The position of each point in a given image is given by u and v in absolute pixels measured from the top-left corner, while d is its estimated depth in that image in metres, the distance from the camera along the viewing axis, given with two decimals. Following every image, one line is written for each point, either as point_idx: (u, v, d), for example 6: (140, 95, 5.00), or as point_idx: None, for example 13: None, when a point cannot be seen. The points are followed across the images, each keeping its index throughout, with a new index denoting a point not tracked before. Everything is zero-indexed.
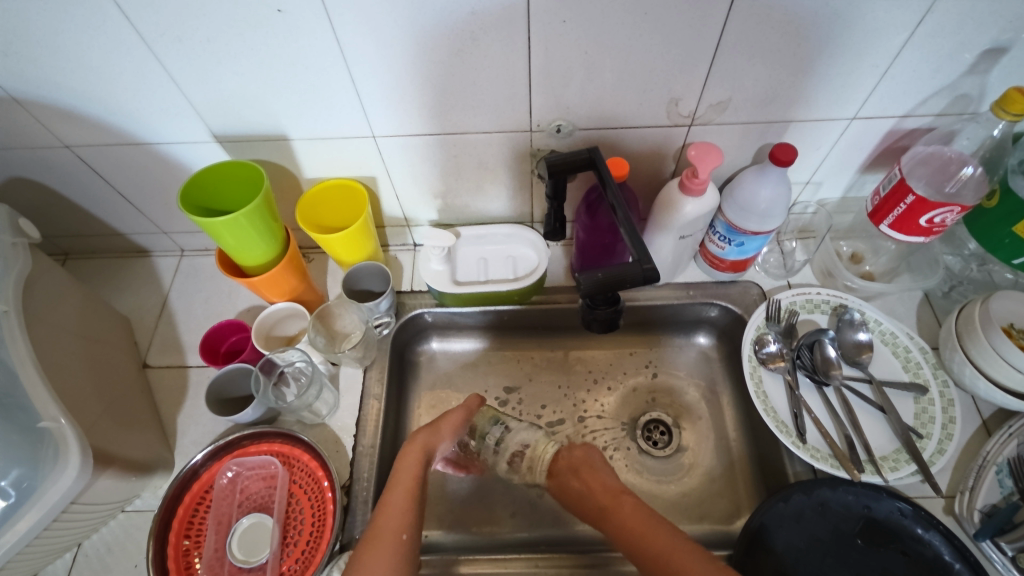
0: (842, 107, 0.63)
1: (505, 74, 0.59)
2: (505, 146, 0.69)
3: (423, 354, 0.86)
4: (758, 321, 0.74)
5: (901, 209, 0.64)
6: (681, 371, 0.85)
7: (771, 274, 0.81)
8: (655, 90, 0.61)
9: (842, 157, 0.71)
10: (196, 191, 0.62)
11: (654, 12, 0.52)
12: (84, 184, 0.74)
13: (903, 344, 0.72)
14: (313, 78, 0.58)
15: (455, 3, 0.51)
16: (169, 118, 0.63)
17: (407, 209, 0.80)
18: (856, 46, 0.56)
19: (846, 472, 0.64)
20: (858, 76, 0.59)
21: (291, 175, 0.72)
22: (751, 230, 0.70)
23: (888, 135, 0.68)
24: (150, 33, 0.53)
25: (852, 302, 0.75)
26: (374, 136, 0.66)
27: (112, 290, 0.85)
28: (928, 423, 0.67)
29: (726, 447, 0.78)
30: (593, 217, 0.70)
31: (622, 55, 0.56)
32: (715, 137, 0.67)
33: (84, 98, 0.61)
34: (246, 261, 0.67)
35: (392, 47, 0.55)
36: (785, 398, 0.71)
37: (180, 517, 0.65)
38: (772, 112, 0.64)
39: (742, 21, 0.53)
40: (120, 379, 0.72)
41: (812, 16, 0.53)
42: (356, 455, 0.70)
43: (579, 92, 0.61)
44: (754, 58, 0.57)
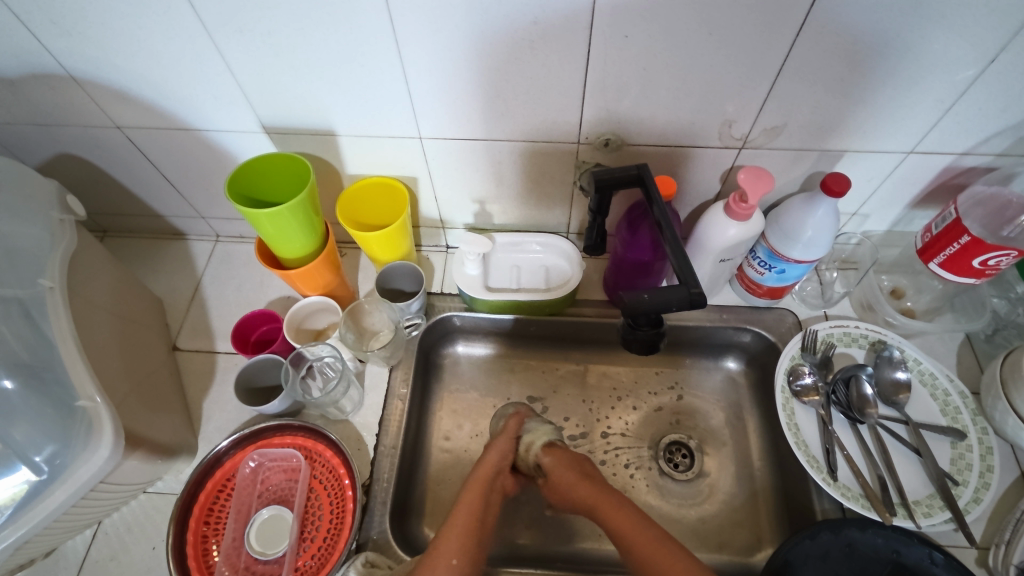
0: (900, 140, 0.62)
1: (560, 85, 0.58)
2: (550, 156, 0.68)
3: (448, 357, 0.85)
4: (792, 351, 0.73)
5: (954, 248, 0.62)
6: (708, 394, 0.83)
7: (808, 303, 0.80)
8: (709, 110, 0.60)
9: (893, 191, 0.70)
10: (242, 181, 0.62)
11: (719, 33, 0.51)
12: (130, 164, 0.75)
13: (942, 387, 0.70)
14: (367, 77, 0.58)
15: (519, 11, 0.50)
16: (221, 107, 0.64)
17: (445, 211, 0.80)
18: (923, 80, 0.55)
19: (877, 514, 0.62)
20: (920, 110, 0.58)
21: (333, 170, 0.73)
22: (794, 258, 0.68)
23: (944, 172, 0.66)
24: (213, 22, 0.53)
25: (891, 339, 0.73)
26: (420, 137, 0.66)
27: (147, 270, 0.86)
28: (965, 470, 0.65)
29: (750, 476, 0.77)
30: (634, 233, 0.68)
31: (680, 74, 0.56)
32: (765, 162, 0.66)
33: (140, 81, 0.61)
34: (285, 254, 0.67)
35: (449, 50, 0.55)
36: (816, 432, 0.69)
37: (201, 503, 0.65)
38: (827, 140, 0.63)
39: (808, 47, 0.52)
40: (150, 361, 0.72)
41: (880, 46, 0.52)
42: (377, 455, 0.70)
43: (632, 107, 0.60)
44: (815, 85, 0.56)
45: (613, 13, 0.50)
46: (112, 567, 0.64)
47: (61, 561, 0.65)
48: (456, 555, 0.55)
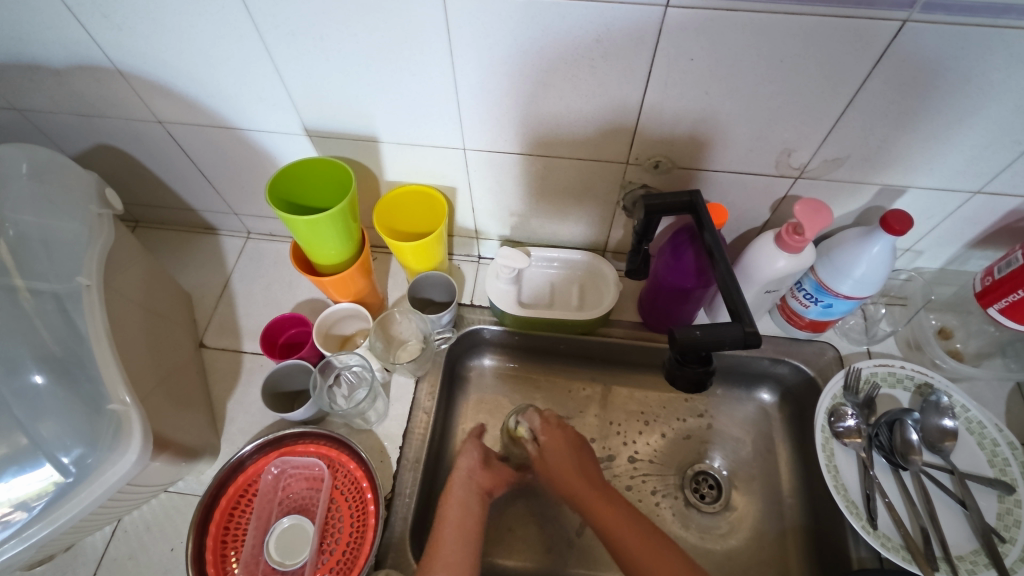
0: (968, 179, 0.59)
1: (614, 104, 0.56)
2: (596, 175, 0.66)
3: (473, 369, 0.84)
4: (834, 389, 0.70)
5: (1017, 296, 0.59)
6: (739, 424, 0.81)
7: (850, 338, 0.77)
8: (769, 138, 0.57)
9: (953, 230, 0.67)
10: (282, 185, 0.61)
11: (791, 61, 0.49)
12: (168, 158, 0.74)
13: (991, 437, 0.67)
14: (417, 86, 0.57)
15: (581, 28, 0.48)
16: (265, 107, 0.63)
17: (480, 222, 0.78)
18: (1002, 120, 0.52)
19: (918, 568, 0.59)
20: (994, 150, 0.55)
21: (372, 176, 0.71)
22: (843, 294, 0.66)
23: (1010, 214, 0.63)
24: (266, 25, 0.52)
25: (939, 382, 0.70)
26: (464, 148, 0.65)
27: (177, 264, 0.86)
28: (1013, 527, 0.61)
29: (779, 512, 0.74)
30: (677, 258, 0.66)
31: (743, 99, 0.53)
32: (821, 193, 0.64)
33: (186, 78, 0.60)
34: (320, 260, 0.66)
35: (505, 64, 0.53)
36: (856, 476, 0.67)
37: (222, 508, 0.64)
38: (890, 174, 0.60)
39: (883, 80, 0.49)
40: (177, 358, 0.72)
41: (962, 83, 0.49)
42: (399, 468, 0.68)
43: (688, 130, 0.58)
44: (885, 118, 0.53)
45: (681, 35, 0.48)
46: (130, 567, 0.64)
47: (80, 556, 0.64)
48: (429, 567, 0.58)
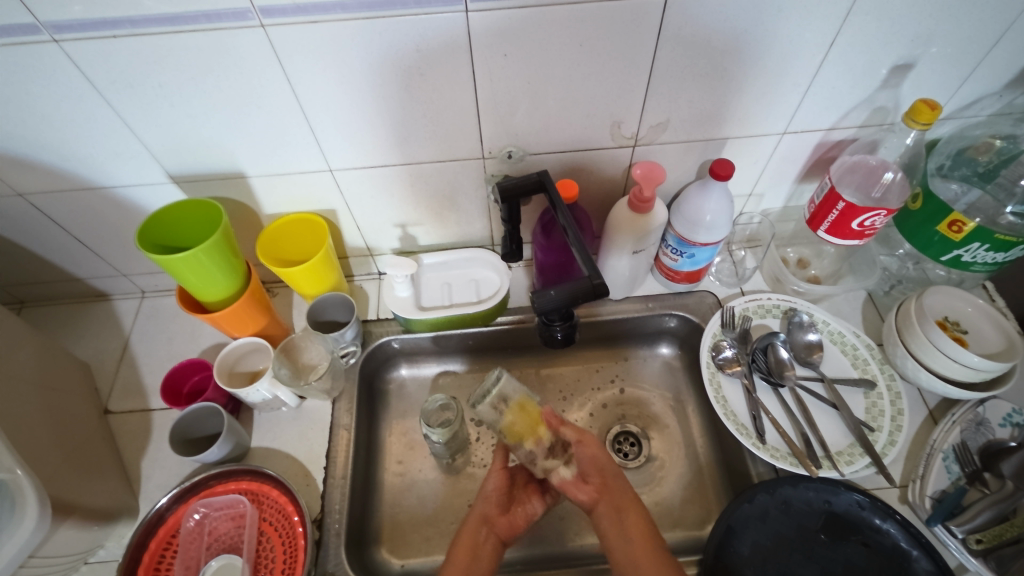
0: (772, 123, 0.68)
1: (454, 106, 0.61)
2: (460, 174, 0.71)
3: (393, 382, 0.86)
4: (713, 328, 0.78)
5: (834, 215, 0.68)
6: (647, 382, 0.86)
7: (724, 282, 0.85)
8: (598, 114, 0.64)
9: (779, 169, 0.76)
10: (154, 230, 0.63)
11: (589, 44, 0.55)
12: (38, 231, 0.74)
13: (851, 343, 0.76)
14: (267, 117, 0.60)
15: (401, 39, 0.53)
16: (124, 162, 0.64)
17: (370, 239, 0.82)
18: (779, 68, 0.61)
19: (805, 468, 0.67)
20: (783, 94, 0.64)
21: (251, 212, 0.74)
22: (699, 242, 0.73)
23: (818, 147, 0.72)
24: (103, 81, 0.54)
25: (800, 305, 0.79)
26: (330, 169, 0.68)
27: (71, 336, 0.84)
28: (878, 417, 0.70)
29: (694, 453, 0.80)
30: (548, 237, 0.72)
31: (563, 85, 0.60)
32: (659, 156, 0.71)
33: (37, 146, 0.61)
34: (206, 297, 0.67)
35: (345, 85, 0.57)
36: (743, 401, 0.73)
37: (146, 564, 0.64)
38: (709, 129, 0.68)
39: (671, 50, 0.57)
40: (81, 426, 0.70)
41: (734, 42, 0.57)
42: (326, 487, 0.70)
43: (526, 119, 0.64)
44: (685, 82, 0.61)
45: (488, 35, 0.54)
46: None
47: None
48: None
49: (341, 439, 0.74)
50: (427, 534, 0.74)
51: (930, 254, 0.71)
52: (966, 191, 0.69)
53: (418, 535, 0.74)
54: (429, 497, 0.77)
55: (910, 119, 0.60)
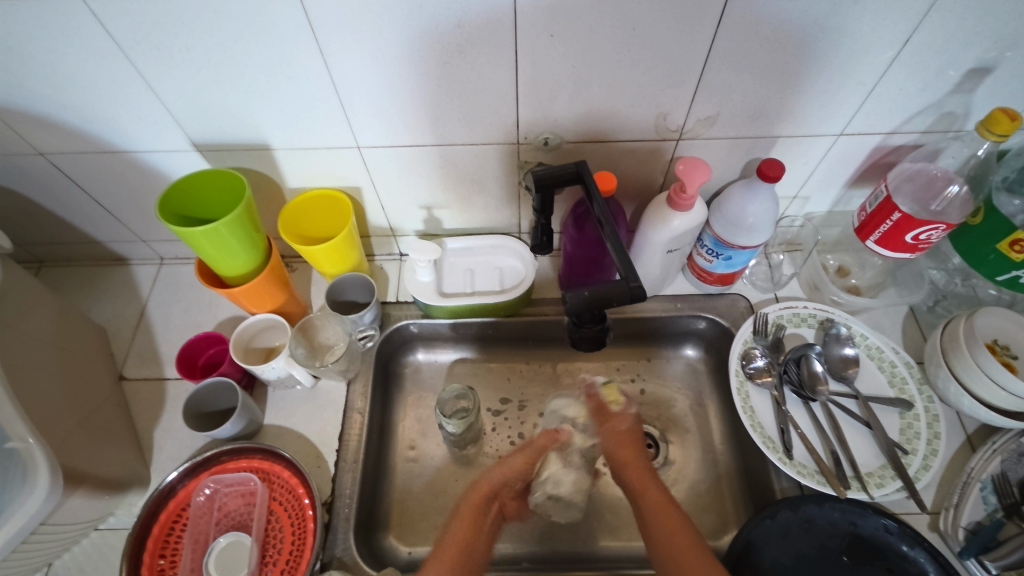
0: (829, 123, 0.63)
1: (492, 87, 0.58)
2: (492, 158, 0.68)
3: (409, 366, 0.84)
4: (745, 334, 0.74)
5: (887, 225, 0.64)
6: (670, 382, 0.83)
7: (758, 286, 0.81)
8: (643, 104, 0.60)
9: (830, 172, 0.71)
10: (174, 200, 0.61)
11: (642, 28, 0.51)
12: (59, 191, 0.72)
13: (889, 359, 0.72)
14: (296, 88, 0.57)
15: (441, 12, 0.50)
16: (147, 126, 0.62)
17: (393, 219, 0.79)
18: (844, 64, 0.56)
19: (832, 488, 0.64)
20: (844, 93, 0.59)
21: (274, 184, 0.71)
22: (739, 245, 0.69)
23: (874, 152, 0.68)
24: (127, 41, 0.52)
25: (838, 316, 0.75)
26: (358, 146, 0.65)
27: (88, 299, 0.83)
28: (914, 439, 0.67)
29: (713, 459, 0.78)
30: (580, 229, 0.69)
31: (610, 70, 0.56)
32: (703, 152, 0.67)
33: (57, 105, 0.59)
34: (225, 272, 0.65)
35: (379, 58, 0.54)
36: (771, 413, 0.71)
37: (155, 536, 0.64)
38: (759, 126, 0.64)
39: (731, 37, 0.53)
40: (95, 393, 0.70)
41: (799, 33, 0.53)
42: (338, 471, 0.69)
43: (567, 105, 0.60)
44: (742, 73, 0.57)
45: (536, 12, 0.50)
46: None
47: None
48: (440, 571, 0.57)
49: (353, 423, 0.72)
50: (435, 523, 0.73)
51: (984, 272, 0.67)
52: None
53: (427, 524, 0.73)
54: (440, 485, 0.76)
55: (986, 129, 0.56)
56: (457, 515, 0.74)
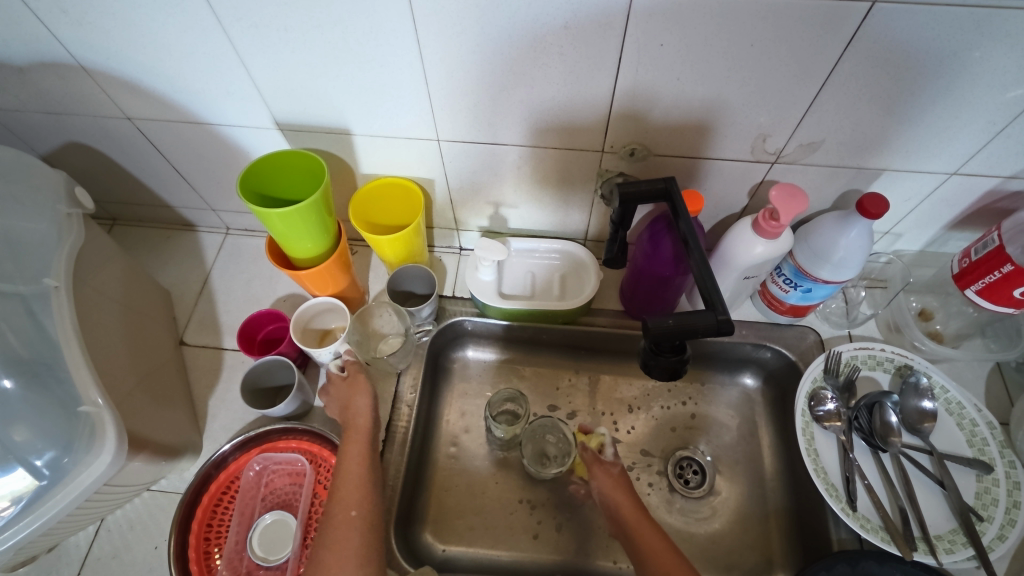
0: (943, 160, 0.59)
1: (587, 91, 0.55)
2: (572, 163, 0.65)
3: (457, 361, 0.84)
4: (815, 372, 0.71)
5: (994, 277, 0.59)
6: (723, 409, 0.80)
7: (831, 321, 0.77)
8: (744, 123, 0.57)
9: (931, 211, 0.67)
10: (253, 178, 0.60)
11: (760, 44, 0.48)
12: (141, 155, 0.73)
13: (970, 417, 0.67)
14: (386, 76, 0.56)
15: (549, 15, 0.48)
16: (233, 101, 0.62)
17: (459, 213, 0.78)
18: (976, 101, 0.51)
19: (897, 548, 0.60)
20: (969, 131, 0.55)
21: (347, 169, 0.71)
22: (822, 279, 0.65)
23: (986, 195, 0.63)
24: (228, 16, 0.51)
25: (918, 364, 0.70)
26: (438, 139, 0.64)
27: (156, 262, 0.85)
28: (990, 506, 0.62)
29: (762, 495, 0.75)
30: (655, 246, 0.66)
31: (715, 86, 0.53)
32: (797, 177, 0.63)
33: (151, 73, 0.59)
34: (296, 254, 0.65)
35: (475, 53, 0.52)
36: (836, 459, 0.67)
37: (204, 506, 0.65)
38: (864, 157, 0.59)
39: (855, 63, 0.49)
40: (157, 357, 0.71)
41: (934, 64, 0.48)
42: (383, 462, 0.69)
43: (662, 117, 0.57)
44: (859, 101, 0.53)
45: (650, 20, 0.47)
46: (114, 566, 0.64)
47: (63, 557, 0.64)
48: (354, 507, 0.56)
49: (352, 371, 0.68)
50: (471, 523, 0.73)
51: None
52: None
53: (463, 523, 0.73)
54: (478, 486, 0.75)
55: None
56: (495, 518, 0.73)
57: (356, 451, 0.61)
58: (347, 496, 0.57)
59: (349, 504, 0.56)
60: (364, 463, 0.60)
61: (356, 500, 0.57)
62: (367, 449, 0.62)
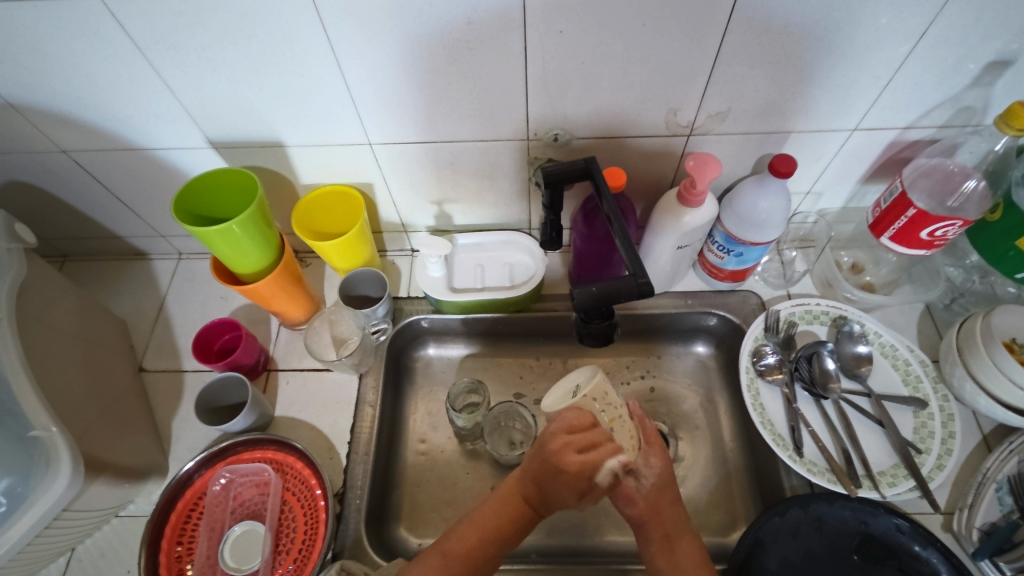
0: (843, 118, 0.63)
1: (502, 83, 0.58)
2: (502, 154, 0.68)
3: (420, 360, 0.85)
4: (757, 331, 0.74)
5: (902, 222, 0.63)
6: (680, 378, 0.83)
7: (770, 283, 0.81)
8: (654, 100, 0.60)
9: (843, 168, 0.71)
10: (189, 199, 0.62)
11: (652, 23, 0.51)
12: (82, 188, 0.74)
13: (903, 358, 0.71)
14: (309, 85, 0.58)
15: (452, 12, 0.50)
16: (165, 124, 0.63)
17: (405, 215, 0.80)
18: (859, 58, 0.55)
19: (843, 487, 0.64)
20: (859, 87, 0.59)
21: (287, 182, 0.73)
22: (749, 241, 0.69)
23: (890, 147, 0.67)
24: (145, 40, 0.53)
25: (852, 314, 0.74)
26: (370, 143, 0.66)
27: (110, 293, 0.85)
28: (927, 438, 0.66)
29: (723, 456, 0.77)
30: (589, 226, 0.69)
31: (619, 67, 0.56)
32: (714, 147, 0.67)
33: (80, 104, 0.61)
34: (240, 269, 0.66)
35: (390, 55, 0.54)
36: (782, 411, 0.71)
37: (173, 524, 0.65)
38: (772, 121, 0.63)
39: (741, 34, 0.53)
40: (117, 383, 0.72)
41: (813, 27, 0.52)
42: (349, 463, 0.70)
43: (577, 101, 0.60)
44: (754, 69, 0.56)
45: (545, 9, 0.50)
46: None
47: None
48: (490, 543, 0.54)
49: (606, 483, 0.51)
50: (445, 515, 0.74)
51: (1003, 270, 0.66)
52: None
53: (437, 516, 0.74)
54: (449, 479, 0.76)
55: (1004, 123, 0.55)
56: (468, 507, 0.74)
57: (516, 500, 0.56)
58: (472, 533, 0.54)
59: (461, 552, 0.53)
60: (495, 524, 0.55)
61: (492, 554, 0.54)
62: (514, 508, 0.56)
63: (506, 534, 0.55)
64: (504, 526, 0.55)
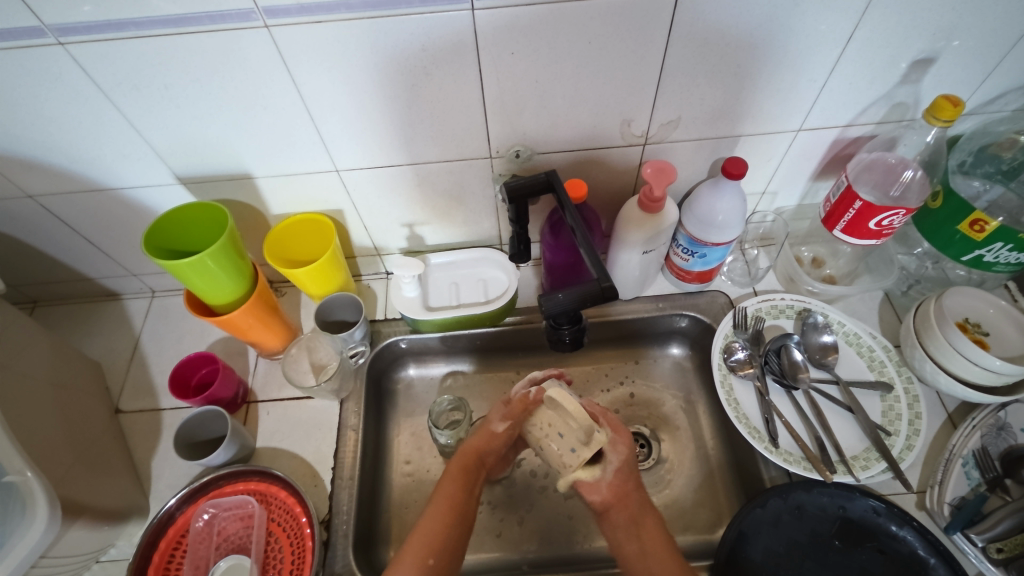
0: (786, 120, 0.66)
1: (460, 106, 0.60)
2: (467, 174, 0.70)
3: (401, 381, 0.86)
4: (725, 329, 0.77)
5: (851, 214, 0.66)
6: (658, 382, 0.84)
7: (736, 282, 0.84)
8: (608, 113, 0.63)
9: (793, 167, 0.74)
10: (159, 235, 0.63)
11: (598, 41, 0.54)
12: (49, 232, 0.74)
13: (867, 344, 0.74)
14: (273, 118, 0.60)
15: (407, 40, 0.52)
16: (132, 163, 0.64)
17: (377, 238, 0.81)
18: (793, 63, 0.59)
19: (819, 474, 0.65)
20: (798, 90, 0.62)
21: (258, 213, 0.74)
22: (711, 241, 0.71)
23: (834, 145, 0.71)
24: (107, 83, 0.54)
25: (815, 306, 0.77)
26: (337, 170, 0.68)
27: (82, 336, 0.85)
28: (896, 420, 0.68)
29: (705, 455, 0.78)
30: (557, 237, 0.71)
31: (570, 84, 0.59)
32: (670, 154, 0.70)
33: (44, 148, 0.61)
34: (214, 300, 0.67)
35: (351, 84, 0.56)
36: (756, 404, 0.72)
37: (156, 564, 0.65)
38: (721, 127, 0.66)
39: (682, 47, 0.56)
40: (93, 425, 0.71)
41: (747, 38, 0.56)
42: (334, 489, 0.70)
43: (534, 118, 0.63)
44: (698, 77, 0.60)
45: (495, 32, 0.53)
46: None
47: None
48: (433, 556, 0.55)
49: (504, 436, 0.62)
50: None
51: (951, 253, 0.69)
52: (988, 188, 0.67)
53: None
54: None
55: (932, 116, 0.58)
56: None
57: (450, 487, 0.60)
58: (417, 549, 0.56)
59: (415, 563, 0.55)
60: (432, 531, 0.57)
61: (432, 548, 0.56)
62: (446, 525, 0.58)
63: (452, 543, 0.57)
64: (449, 518, 0.58)
